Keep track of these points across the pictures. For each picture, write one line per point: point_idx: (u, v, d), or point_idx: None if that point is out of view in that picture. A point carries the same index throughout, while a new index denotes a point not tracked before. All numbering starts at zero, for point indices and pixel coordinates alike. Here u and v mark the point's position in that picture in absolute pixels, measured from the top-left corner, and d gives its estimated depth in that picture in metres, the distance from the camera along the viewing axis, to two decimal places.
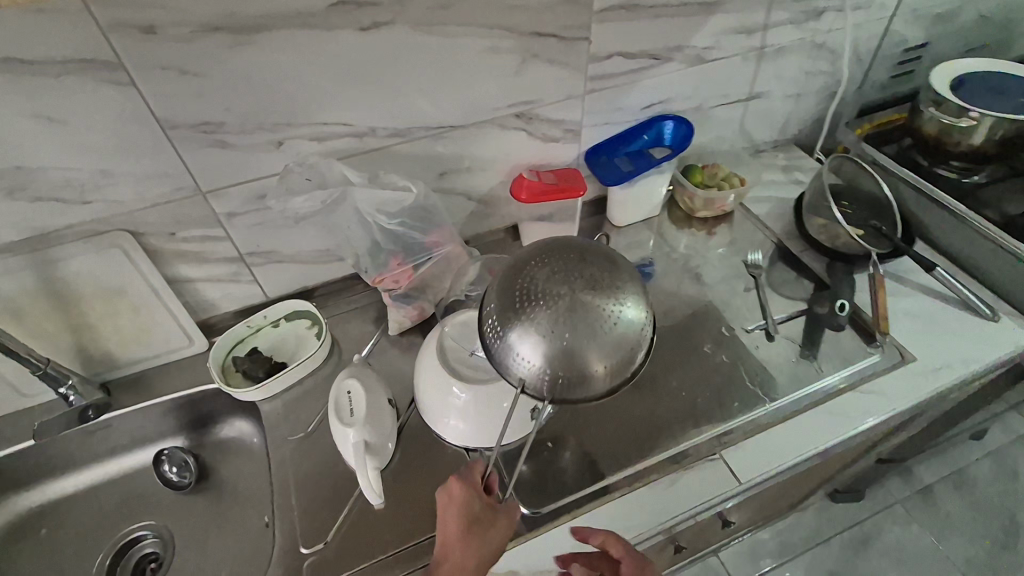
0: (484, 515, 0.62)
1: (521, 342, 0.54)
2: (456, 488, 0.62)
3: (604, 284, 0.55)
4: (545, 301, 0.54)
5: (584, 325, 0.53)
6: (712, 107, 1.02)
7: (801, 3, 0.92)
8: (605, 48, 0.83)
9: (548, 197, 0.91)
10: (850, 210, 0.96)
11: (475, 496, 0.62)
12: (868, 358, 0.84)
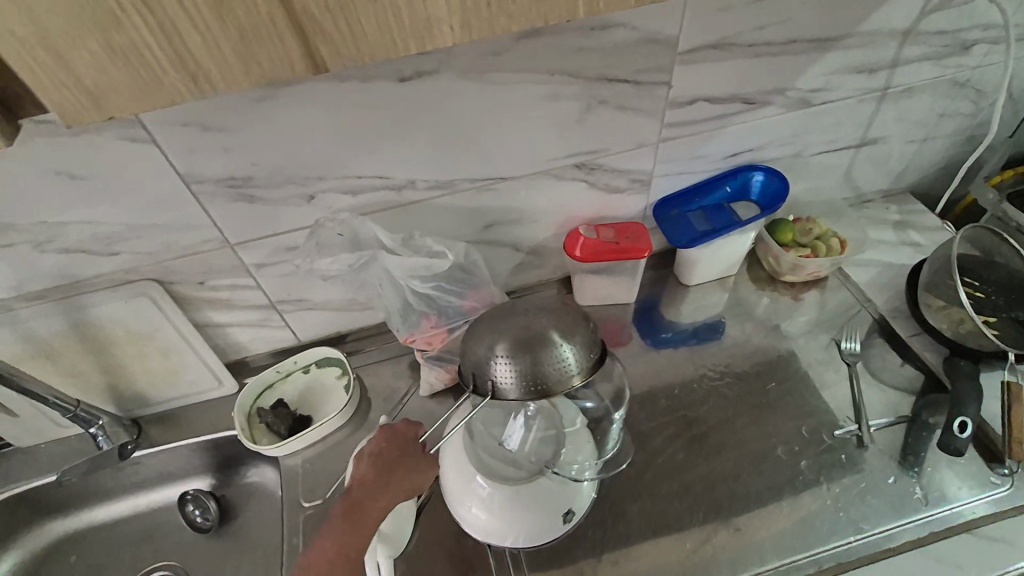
0: (416, 454, 0.73)
1: (484, 362, 0.60)
2: (397, 430, 0.74)
3: (553, 314, 0.62)
4: (504, 329, 0.61)
5: (543, 357, 0.59)
6: (813, 154, 0.86)
7: (945, 35, 0.74)
8: (687, 93, 0.69)
9: (606, 257, 0.80)
10: (981, 293, 0.77)
11: (404, 444, 0.73)
12: (991, 494, 0.68)
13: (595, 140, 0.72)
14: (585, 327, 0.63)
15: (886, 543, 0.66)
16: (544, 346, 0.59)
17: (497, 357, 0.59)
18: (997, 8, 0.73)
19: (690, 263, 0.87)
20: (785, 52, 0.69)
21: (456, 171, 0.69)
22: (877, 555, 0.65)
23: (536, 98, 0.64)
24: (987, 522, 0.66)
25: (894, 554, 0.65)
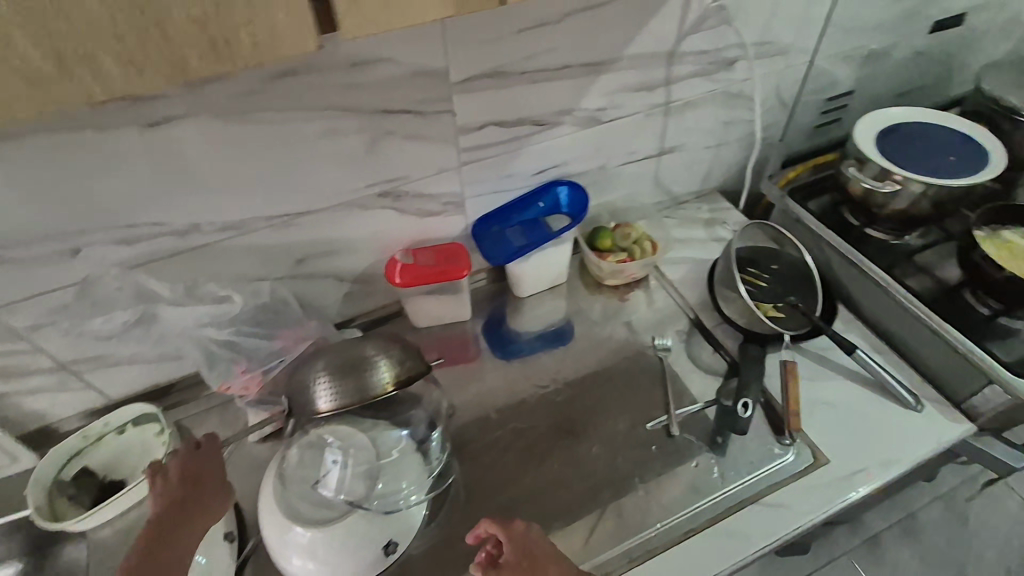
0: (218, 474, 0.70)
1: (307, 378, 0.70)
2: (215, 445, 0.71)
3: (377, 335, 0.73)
4: (331, 349, 0.72)
5: (361, 375, 0.68)
6: (619, 165, 0.92)
7: (707, 55, 0.83)
8: (474, 119, 0.73)
9: (426, 281, 0.80)
10: (764, 283, 0.87)
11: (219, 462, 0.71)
12: (775, 463, 0.75)
13: (395, 169, 0.73)
14: (409, 348, 0.73)
15: (687, 524, 0.71)
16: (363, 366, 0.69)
17: (317, 377, 0.69)
18: (746, 30, 0.83)
19: (518, 277, 0.91)
20: (560, 76, 0.74)
21: (247, 211, 0.68)
22: (681, 536, 0.70)
23: (315, 134, 0.65)
24: (774, 491, 0.73)
25: (695, 533, 0.70)
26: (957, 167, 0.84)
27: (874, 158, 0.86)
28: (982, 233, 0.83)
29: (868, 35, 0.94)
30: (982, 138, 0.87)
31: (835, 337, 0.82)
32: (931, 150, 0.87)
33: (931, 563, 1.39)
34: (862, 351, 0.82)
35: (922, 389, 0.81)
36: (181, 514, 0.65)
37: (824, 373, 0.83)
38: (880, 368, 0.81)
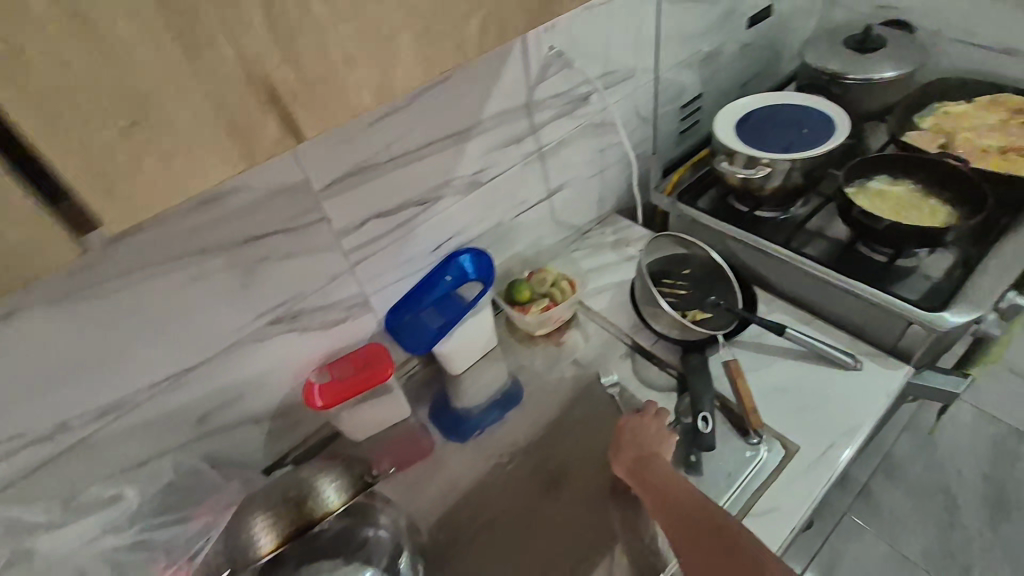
0: None
1: (242, 522, 0.61)
2: None
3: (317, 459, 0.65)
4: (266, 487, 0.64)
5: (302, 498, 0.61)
6: (514, 218, 0.92)
7: (563, 96, 0.85)
8: (351, 219, 0.70)
9: (348, 396, 0.73)
10: (684, 290, 0.89)
11: None
12: (750, 466, 0.73)
13: (283, 292, 0.68)
14: (352, 458, 0.65)
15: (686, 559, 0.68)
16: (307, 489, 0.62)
17: (252, 518, 0.60)
18: (591, 65, 0.86)
19: (447, 357, 0.86)
20: (426, 154, 0.73)
21: (126, 386, 0.60)
22: None
23: (178, 285, 0.59)
24: (759, 496, 0.71)
25: None
26: (809, 138, 0.91)
27: (739, 147, 0.90)
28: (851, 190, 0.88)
29: (696, 41, 1.02)
30: (820, 104, 0.95)
31: (763, 322, 0.83)
32: (783, 128, 0.93)
33: (920, 496, 1.43)
34: (792, 328, 0.83)
35: (856, 345, 0.84)
36: None
37: (765, 361, 0.84)
38: (812, 338, 0.82)
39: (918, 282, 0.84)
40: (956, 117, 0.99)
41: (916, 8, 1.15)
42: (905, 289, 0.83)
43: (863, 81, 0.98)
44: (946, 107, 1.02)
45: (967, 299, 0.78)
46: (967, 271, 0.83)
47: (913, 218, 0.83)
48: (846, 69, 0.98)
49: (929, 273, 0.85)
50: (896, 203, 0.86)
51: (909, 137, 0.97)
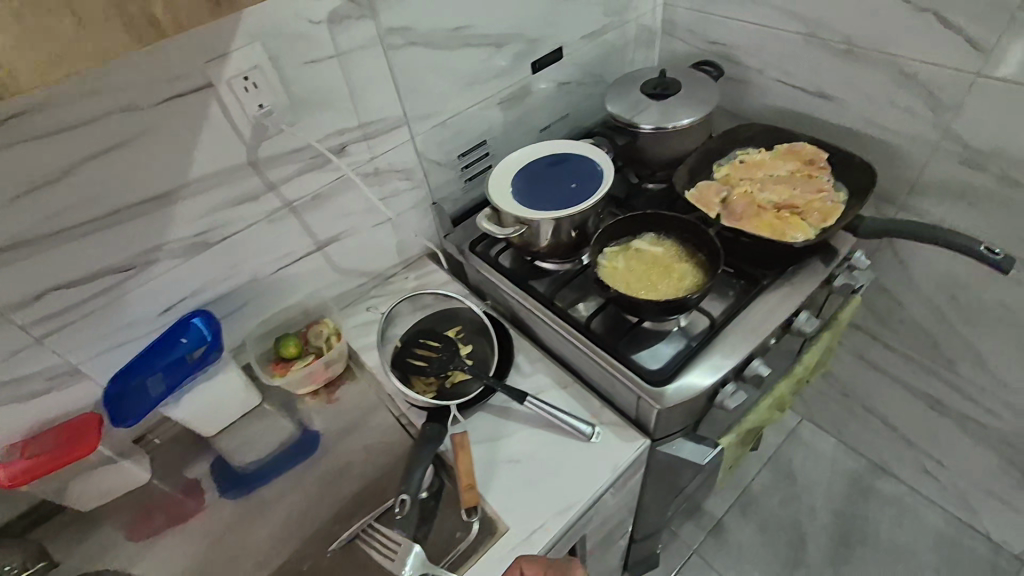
0: None
1: None
2: None
3: None
4: None
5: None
6: (275, 273, 0.88)
7: (305, 151, 0.81)
8: (21, 290, 0.66)
9: (32, 475, 0.71)
10: (438, 352, 0.85)
11: None
12: (456, 547, 0.70)
13: None
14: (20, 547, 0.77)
15: None
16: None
17: None
18: (337, 118, 0.82)
19: (187, 422, 0.83)
20: (117, 222, 0.69)
21: None
22: None
23: None
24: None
25: None
26: (576, 194, 0.88)
27: (503, 204, 0.86)
28: (612, 248, 0.85)
29: (489, 83, 0.99)
30: (597, 158, 0.92)
31: (506, 389, 0.80)
32: (556, 181, 0.90)
33: (771, 534, 1.42)
34: (534, 396, 0.80)
35: (603, 414, 0.81)
36: None
37: (506, 429, 0.80)
38: (551, 408, 0.79)
39: (663, 351, 0.80)
40: (748, 168, 0.95)
41: (738, 46, 1.12)
42: (648, 358, 0.80)
43: (656, 131, 0.94)
44: (744, 155, 0.98)
45: (694, 378, 0.75)
46: (710, 340, 0.78)
47: (656, 287, 0.79)
48: (640, 118, 0.95)
49: (677, 341, 0.81)
50: (650, 267, 0.82)
51: (693, 190, 0.93)
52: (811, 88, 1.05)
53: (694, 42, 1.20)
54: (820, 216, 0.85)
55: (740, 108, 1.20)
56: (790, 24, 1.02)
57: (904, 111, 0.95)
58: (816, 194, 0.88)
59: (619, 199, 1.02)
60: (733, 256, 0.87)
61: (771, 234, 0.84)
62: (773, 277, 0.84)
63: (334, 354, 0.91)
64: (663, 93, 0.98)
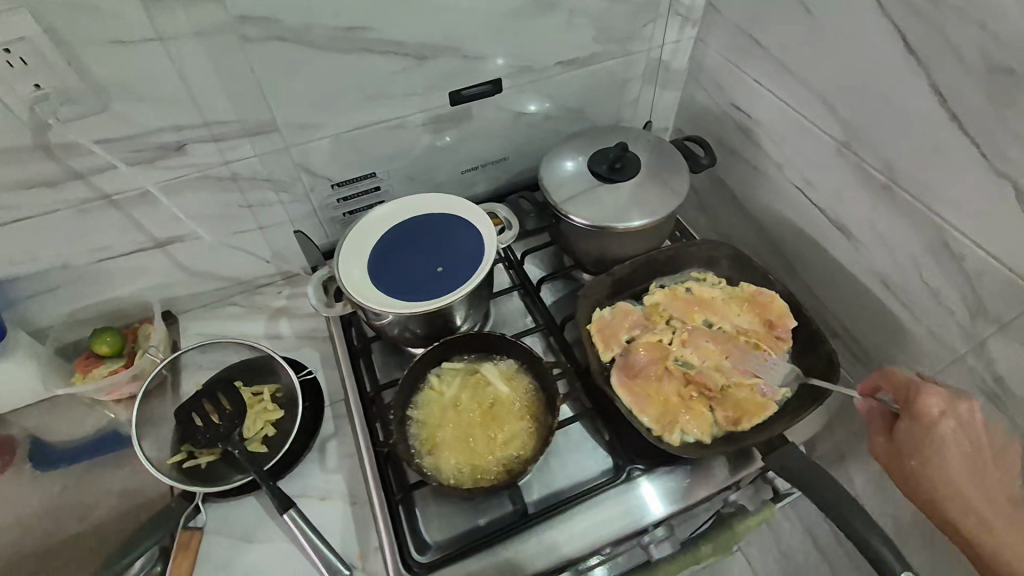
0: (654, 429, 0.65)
1: None
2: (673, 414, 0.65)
3: None
4: None
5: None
6: (94, 263, 0.76)
7: (120, 143, 0.65)
8: None
9: None
10: (222, 417, 0.72)
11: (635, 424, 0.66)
12: None
13: None
14: None
15: None
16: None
17: None
18: (168, 112, 0.65)
19: None
20: None
21: None
22: None
23: None
24: None
25: None
26: (435, 284, 0.68)
27: (339, 268, 0.68)
28: (454, 364, 0.66)
29: (410, 99, 0.78)
30: (487, 238, 0.70)
31: (272, 490, 0.66)
32: (421, 258, 0.70)
33: None
34: (298, 510, 0.66)
35: (372, 559, 0.66)
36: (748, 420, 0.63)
37: (259, 535, 0.67)
38: (309, 535, 0.65)
39: (453, 521, 0.63)
40: (687, 305, 0.72)
41: (763, 124, 0.85)
42: (431, 522, 0.63)
43: (591, 228, 0.72)
44: (694, 284, 0.75)
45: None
46: (510, 531, 0.60)
47: (465, 445, 0.60)
48: (574, 207, 0.72)
49: (477, 513, 0.63)
50: (478, 410, 0.63)
51: (601, 314, 0.72)
52: (830, 214, 0.78)
53: (718, 98, 0.93)
54: (736, 414, 0.63)
55: (749, 199, 0.93)
56: (826, 123, 0.73)
57: (933, 295, 0.67)
58: (746, 378, 0.65)
59: (531, 282, 0.82)
60: (610, 418, 0.67)
61: (656, 417, 0.63)
62: (639, 471, 0.63)
63: (153, 342, 0.82)
64: (619, 173, 0.74)
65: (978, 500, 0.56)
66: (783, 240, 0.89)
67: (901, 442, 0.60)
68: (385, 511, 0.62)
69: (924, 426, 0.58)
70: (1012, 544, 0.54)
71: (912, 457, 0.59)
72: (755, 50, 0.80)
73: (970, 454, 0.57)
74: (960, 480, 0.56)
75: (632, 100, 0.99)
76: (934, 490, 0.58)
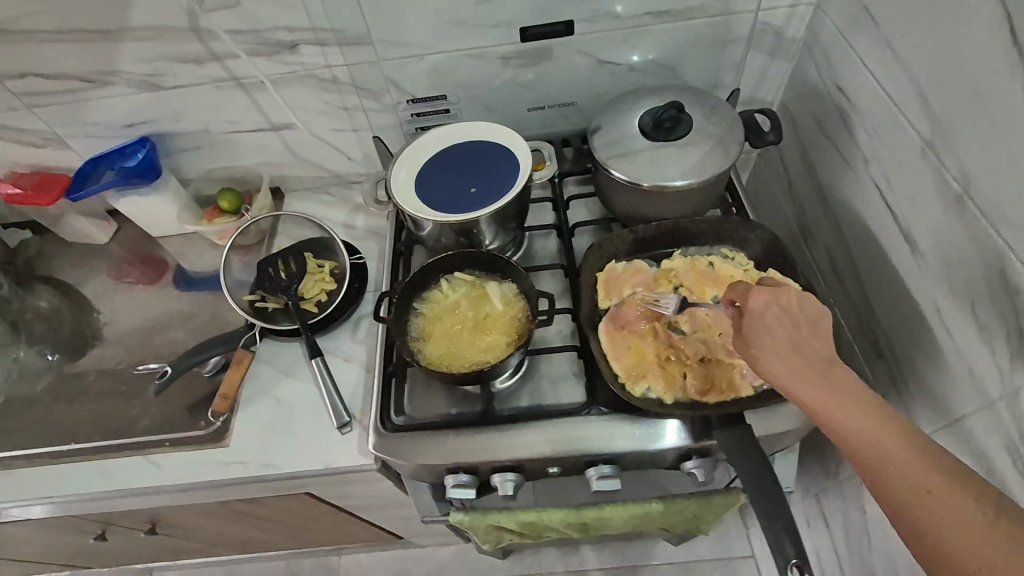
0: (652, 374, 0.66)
1: None
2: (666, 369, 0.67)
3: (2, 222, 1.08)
4: None
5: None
6: (227, 133, 0.95)
7: (250, 35, 0.81)
8: (6, 69, 0.82)
9: (18, 201, 0.94)
10: (288, 275, 0.89)
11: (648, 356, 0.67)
12: (188, 432, 0.81)
13: None
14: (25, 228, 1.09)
15: (95, 452, 0.82)
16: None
17: None
18: (286, 14, 0.78)
19: (132, 214, 1.00)
20: (73, 39, 0.80)
21: None
22: (78, 457, 0.82)
23: None
24: (167, 451, 0.80)
25: (91, 458, 0.81)
26: (466, 203, 0.76)
27: (394, 173, 0.79)
28: (465, 275, 0.75)
29: (493, 30, 0.83)
30: (522, 171, 0.77)
31: (307, 341, 0.83)
32: (461, 178, 0.79)
33: None
34: (322, 361, 0.81)
35: (369, 416, 0.80)
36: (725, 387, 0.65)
37: (295, 371, 0.84)
38: (325, 380, 0.80)
39: (430, 404, 0.74)
40: (703, 278, 0.72)
41: (860, 111, 0.76)
42: (413, 399, 0.74)
43: (629, 184, 0.74)
44: (719, 261, 0.74)
45: (414, 447, 0.69)
46: (470, 424, 0.70)
47: (451, 341, 0.70)
48: (614, 161, 0.75)
49: (451, 404, 0.73)
50: (471, 317, 0.72)
51: (614, 267, 0.75)
52: (901, 220, 0.71)
53: (825, 76, 0.83)
54: (704, 385, 0.65)
55: (833, 192, 0.85)
56: (918, 116, 0.65)
57: (977, 325, 0.61)
58: (730, 357, 0.66)
59: (568, 226, 0.86)
60: (592, 361, 0.72)
61: (626, 368, 0.66)
62: (597, 412, 0.68)
63: (256, 207, 1.00)
64: (666, 134, 0.75)
65: (831, 380, 0.50)
66: (857, 244, 0.81)
67: (746, 333, 0.56)
68: (381, 377, 0.75)
69: (763, 316, 0.55)
70: (881, 441, 0.46)
71: (748, 335, 0.56)
72: (869, 23, 0.72)
73: (813, 359, 0.52)
74: (816, 374, 0.50)
75: (735, 64, 0.92)
76: (787, 363, 0.52)
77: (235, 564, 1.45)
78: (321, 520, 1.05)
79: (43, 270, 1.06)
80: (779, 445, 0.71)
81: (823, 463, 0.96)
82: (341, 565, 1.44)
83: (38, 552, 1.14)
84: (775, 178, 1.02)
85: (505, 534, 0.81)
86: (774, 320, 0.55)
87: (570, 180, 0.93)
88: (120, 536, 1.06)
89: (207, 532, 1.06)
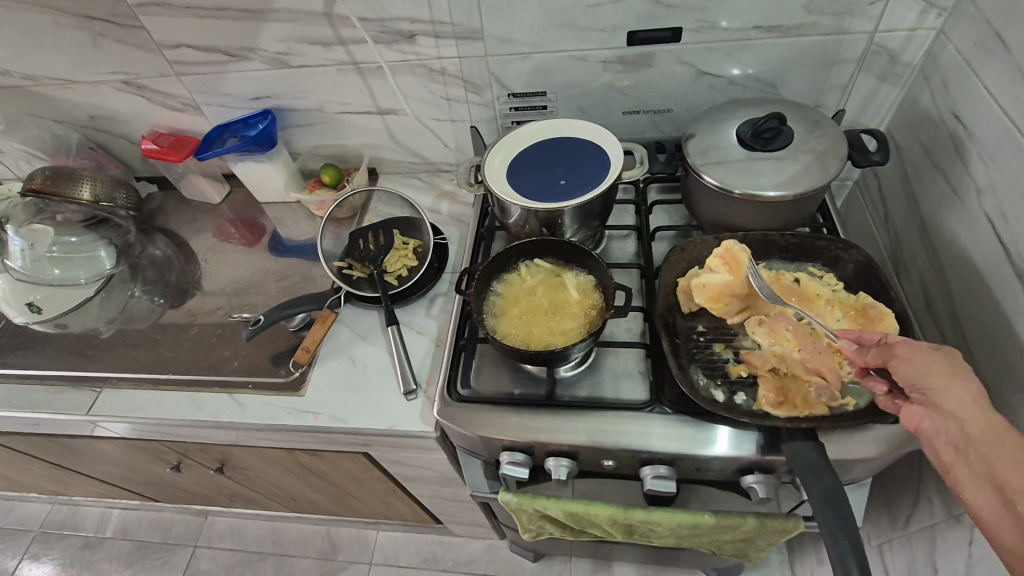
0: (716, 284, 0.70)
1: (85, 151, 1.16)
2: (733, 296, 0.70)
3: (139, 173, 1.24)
4: (116, 159, 1.20)
5: (67, 181, 1.05)
6: (338, 113, 1.04)
7: (374, 23, 0.88)
8: (164, 38, 0.94)
9: (153, 155, 1.05)
10: (376, 247, 0.96)
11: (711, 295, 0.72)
12: (272, 379, 0.88)
13: (122, 64, 1.00)
14: (158, 179, 1.24)
15: (190, 384, 0.90)
16: (34, 176, 1.05)
17: (94, 149, 1.16)
18: (409, 6, 0.84)
19: (246, 179, 1.11)
20: (223, 17, 0.89)
21: (33, 69, 1.03)
22: (173, 386, 0.90)
23: (49, 23, 0.95)
24: (250, 392, 0.87)
25: (186, 388, 0.90)
26: (554, 193, 0.79)
27: (490, 157, 0.83)
28: (543, 262, 0.78)
29: (599, 35, 0.86)
30: (611, 168, 0.79)
31: (387, 309, 0.88)
32: (552, 171, 0.82)
33: None
34: (399, 329, 0.86)
35: (435, 386, 0.83)
36: (804, 401, 0.63)
37: (371, 336, 0.90)
38: (398, 346, 0.84)
39: (495, 380, 0.76)
40: (788, 292, 0.71)
41: (977, 139, 0.72)
42: (479, 374, 0.77)
43: (719, 190, 0.74)
44: (806, 278, 0.72)
45: (476, 417, 0.71)
46: (532, 405, 0.71)
47: (524, 322, 0.73)
48: (706, 167, 0.75)
49: (515, 384, 0.75)
50: (546, 301, 0.74)
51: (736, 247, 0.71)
52: (1015, 256, 0.66)
53: (941, 103, 0.79)
54: (778, 398, 0.63)
55: (937, 223, 0.81)
56: None
57: None
58: (808, 373, 0.64)
59: (649, 230, 0.86)
60: (661, 361, 0.72)
61: (726, 258, 0.71)
62: (660, 411, 0.68)
63: (354, 181, 1.08)
64: (765, 144, 0.74)
65: (988, 427, 0.49)
66: (959, 281, 0.76)
67: (903, 382, 0.56)
68: (451, 349, 0.78)
69: (923, 362, 0.55)
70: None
71: (915, 368, 0.55)
72: (999, 49, 0.68)
73: (973, 409, 0.51)
74: (988, 434, 0.49)
75: (840, 86, 0.90)
76: (955, 409, 0.51)
77: (281, 521, 1.53)
78: (371, 487, 1.09)
79: (162, 222, 1.19)
80: (850, 476, 0.68)
81: (895, 512, 0.90)
82: (377, 541, 1.48)
83: (117, 475, 1.26)
84: (871, 206, 0.98)
85: (546, 526, 0.83)
86: (941, 366, 0.54)
87: (654, 187, 0.94)
88: (191, 469, 1.15)
89: (266, 479, 1.13)
